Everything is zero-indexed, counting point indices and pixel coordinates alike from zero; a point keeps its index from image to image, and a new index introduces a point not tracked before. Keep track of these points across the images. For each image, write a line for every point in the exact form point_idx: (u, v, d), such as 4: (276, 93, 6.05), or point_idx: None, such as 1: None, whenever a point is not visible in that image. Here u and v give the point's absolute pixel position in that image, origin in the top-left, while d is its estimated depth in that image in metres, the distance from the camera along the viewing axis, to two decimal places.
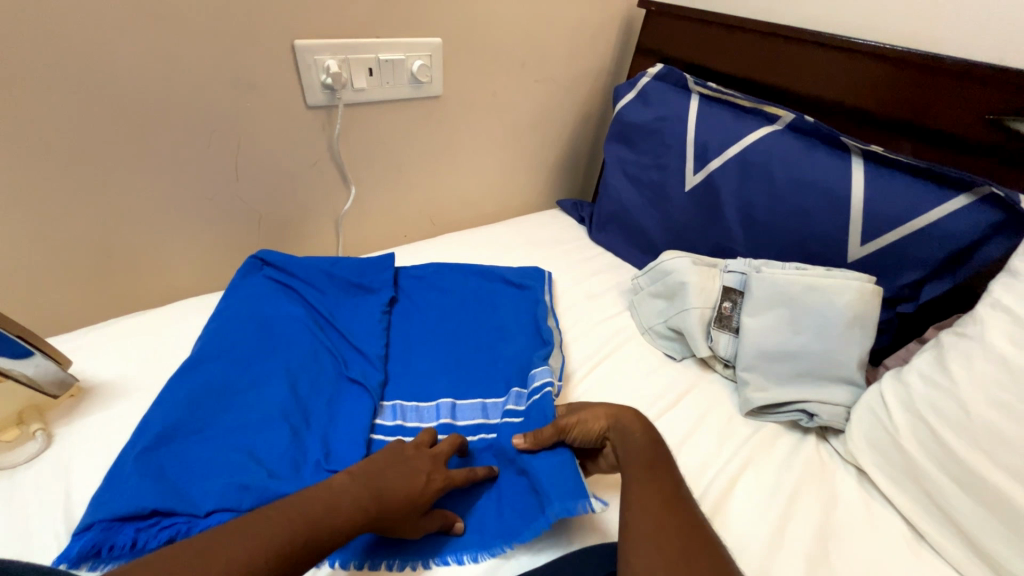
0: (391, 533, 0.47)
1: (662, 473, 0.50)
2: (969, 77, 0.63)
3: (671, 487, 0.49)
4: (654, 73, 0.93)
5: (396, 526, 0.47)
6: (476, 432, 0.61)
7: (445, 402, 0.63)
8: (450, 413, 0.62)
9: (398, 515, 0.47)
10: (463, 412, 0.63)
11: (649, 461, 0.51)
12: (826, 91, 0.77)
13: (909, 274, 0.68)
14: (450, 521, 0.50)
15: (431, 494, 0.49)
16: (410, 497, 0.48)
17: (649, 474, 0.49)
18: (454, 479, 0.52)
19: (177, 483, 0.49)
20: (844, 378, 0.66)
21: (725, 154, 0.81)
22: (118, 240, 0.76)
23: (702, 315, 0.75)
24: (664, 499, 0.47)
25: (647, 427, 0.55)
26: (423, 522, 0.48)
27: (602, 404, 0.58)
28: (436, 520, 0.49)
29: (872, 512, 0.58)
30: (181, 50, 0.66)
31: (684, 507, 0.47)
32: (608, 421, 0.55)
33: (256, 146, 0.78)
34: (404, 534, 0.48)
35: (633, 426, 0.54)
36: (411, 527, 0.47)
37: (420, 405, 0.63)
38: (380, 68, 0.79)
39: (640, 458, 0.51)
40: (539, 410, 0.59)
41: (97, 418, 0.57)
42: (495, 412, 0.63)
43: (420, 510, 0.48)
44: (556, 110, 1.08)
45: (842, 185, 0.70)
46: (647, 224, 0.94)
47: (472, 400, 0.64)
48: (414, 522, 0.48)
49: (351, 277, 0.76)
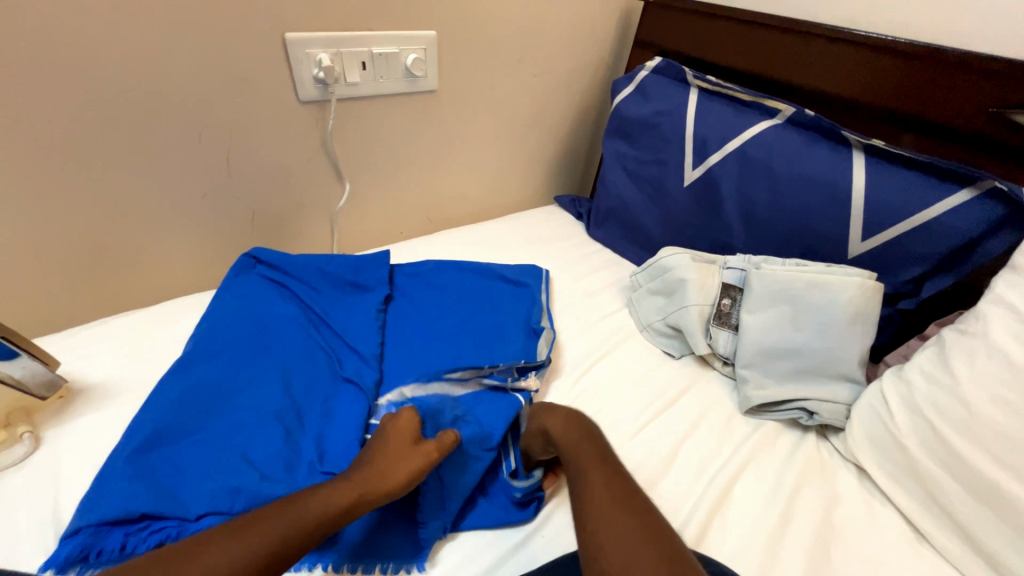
0: (413, 480, 0.48)
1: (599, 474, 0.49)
2: (975, 68, 0.62)
3: (620, 485, 0.48)
4: (652, 66, 0.91)
5: (404, 464, 0.48)
6: (443, 403, 0.60)
7: (434, 387, 0.62)
8: (415, 387, 0.62)
9: (394, 457, 0.49)
10: (435, 388, 0.62)
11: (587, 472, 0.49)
12: (827, 84, 0.75)
13: (910, 271, 0.67)
14: (439, 437, 0.52)
15: (410, 433, 0.52)
16: (390, 441, 0.50)
17: (593, 485, 0.48)
18: (419, 417, 0.55)
19: (167, 486, 0.48)
20: (845, 376, 0.66)
21: (724, 148, 0.80)
22: (108, 238, 0.75)
23: (701, 312, 0.74)
24: (618, 506, 0.45)
25: (581, 422, 0.56)
26: (422, 449, 0.50)
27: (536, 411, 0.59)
28: (433, 444, 0.51)
29: (872, 511, 0.58)
30: (169, 43, 0.64)
31: (636, 504, 0.46)
32: (545, 422, 0.57)
33: (248, 142, 0.76)
34: (423, 468, 0.49)
35: (563, 433, 0.55)
36: (419, 460, 0.49)
37: (416, 383, 0.62)
38: (374, 62, 0.78)
39: (576, 473, 0.50)
40: (494, 403, 0.61)
41: (87, 420, 0.56)
42: (465, 397, 0.63)
43: (407, 443, 0.51)
44: (553, 103, 1.06)
45: (844, 180, 0.69)
46: (645, 221, 0.93)
47: (460, 386, 0.64)
48: (413, 453, 0.49)
49: (345, 274, 0.75)
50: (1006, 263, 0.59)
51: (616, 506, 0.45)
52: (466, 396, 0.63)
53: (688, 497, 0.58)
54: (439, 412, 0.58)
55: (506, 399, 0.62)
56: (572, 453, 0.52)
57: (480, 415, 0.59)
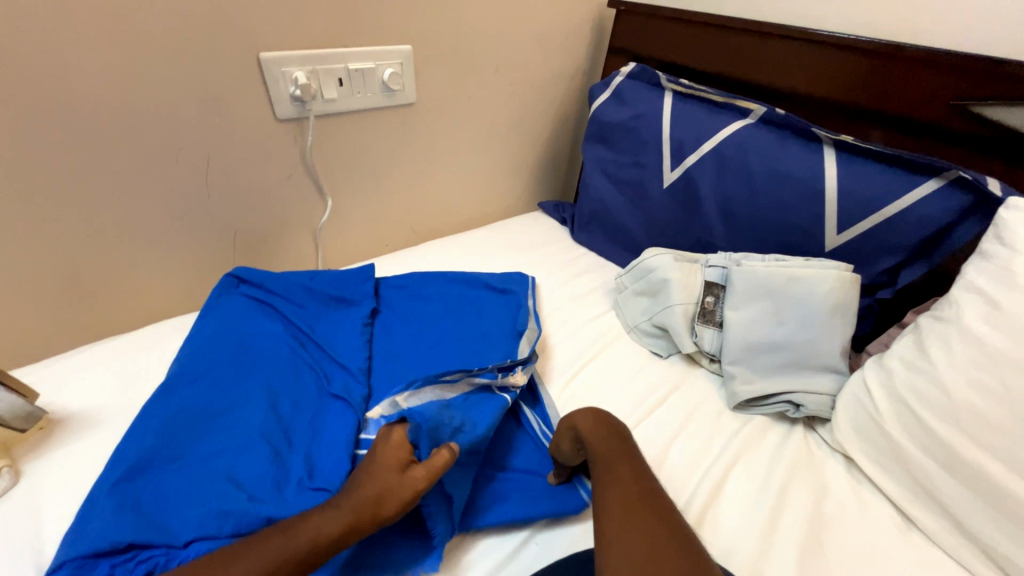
0: (404, 507, 0.47)
1: (627, 477, 0.49)
2: (935, 63, 0.64)
3: (644, 490, 0.48)
4: (627, 72, 0.93)
5: (391, 492, 0.46)
6: (440, 415, 0.54)
7: (429, 393, 0.60)
8: (406, 395, 0.59)
9: (382, 484, 0.47)
10: (429, 395, 0.59)
11: (614, 469, 0.50)
12: (797, 83, 0.77)
13: (885, 261, 0.69)
14: (432, 458, 0.49)
15: (401, 456, 0.49)
16: (379, 465, 0.48)
17: (616, 486, 0.48)
18: (414, 439, 0.51)
19: (154, 513, 0.48)
20: (828, 367, 0.67)
21: (700, 150, 0.82)
22: (85, 264, 0.74)
23: (686, 311, 0.75)
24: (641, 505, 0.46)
25: (609, 423, 0.56)
26: (412, 474, 0.48)
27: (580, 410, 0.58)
28: (423, 467, 0.48)
29: (862, 499, 0.59)
30: (141, 66, 0.64)
31: (663, 517, 0.45)
32: (581, 417, 0.57)
33: (226, 161, 0.76)
34: (411, 497, 0.47)
35: (597, 430, 0.55)
36: (407, 487, 0.47)
37: (410, 392, 0.59)
38: (350, 78, 0.78)
39: (602, 471, 0.50)
40: (484, 404, 0.60)
41: (69, 451, 0.55)
42: (457, 399, 0.60)
43: (397, 466, 0.48)
44: (532, 111, 1.07)
45: (817, 176, 0.71)
46: (628, 223, 0.94)
47: (450, 389, 0.61)
48: (402, 479, 0.47)
49: (330, 290, 0.74)
50: (976, 249, 0.59)
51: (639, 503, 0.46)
52: (457, 398, 0.60)
53: (681, 495, 0.58)
54: (438, 427, 0.53)
55: (494, 400, 0.61)
56: (599, 452, 0.53)
57: (475, 418, 0.57)
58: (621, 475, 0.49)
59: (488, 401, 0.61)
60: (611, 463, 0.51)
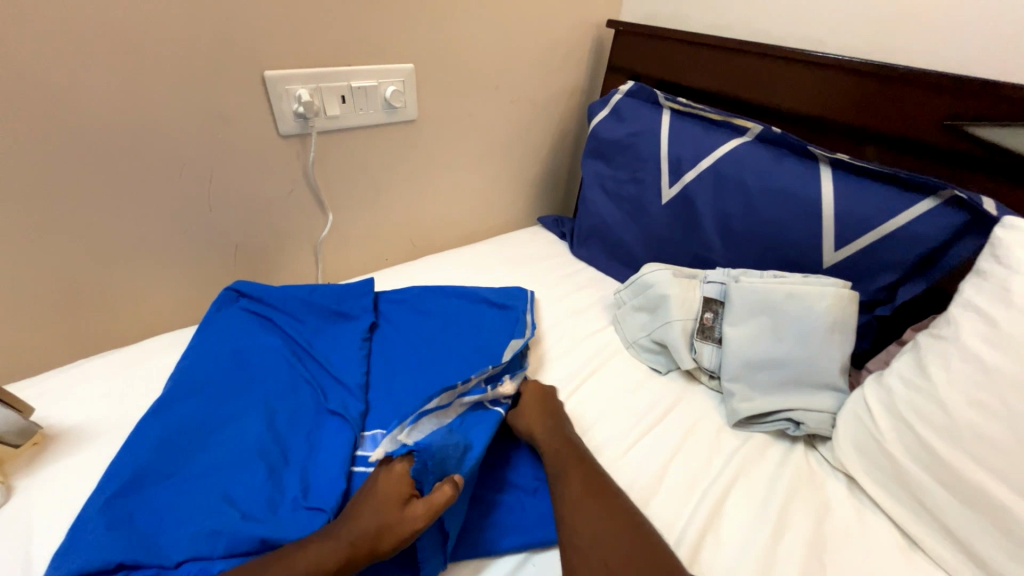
0: (401, 544, 0.46)
1: (578, 475, 0.55)
2: (927, 85, 0.65)
3: (593, 483, 0.54)
4: (625, 90, 0.94)
5: (390, 526, 0.46)
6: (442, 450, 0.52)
7: (427, 425, 0.57)
8: (407, 432, 0.56)
9: (381, 518, 0.46)
10: (430, 425, 0.57)
11: (565, 467, 0.56)
12: (792, 103, 0.78)
13: (883, 278, 0.69)
14: (432, 494, 0.48)
15: (403, 489, 0.49)
16: (380, 498, 0.48)
17: (572, 488, 0.54)
18: (416, 476, 0.51)
19: (146, 532, 0.47)
20: (828, 384, 0.66)
21: (698, 167, 0.83)
22: (85, 278, 0.74)
23: (684, 327, 0.75)
24: (592, 500, 0.52)
25: (553, 421, 0.62)
26: (412, 509, 0.47)
27: (525, 411, 0.64)
28: (424, 503, 0.47)
29: (864, 520, 0.58)
30: (147, 84, 0.65)
31: (612, 505, 0.52)
32: (535, 423, 0.62)
33: (229, 177, 0.77)
34: (409, 533, 0.46)
35: (547, 434, 0.60)
36: (406, 523, 0.46)
37: (406, 427, 0.56)
38: (353, 95, 0.79)
39: (556, 473, 0.56)
40: (480, 423, 0.60)
41: (63, 467, 0.54)
42: (455, 423, 0.59)
43: (397, 500, 0.48)
44: (532, 128, 1.09)
45: (813, 193, 0.72)
46: (627, 238, 0.95)
47: (446, 412, 0.60)
48: (402, 513, 0.47)
49: (329, 304, 0.74)
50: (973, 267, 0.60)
51: (590, 498, 0.52)
52: (455, 421, 0.59)
53: (681, 515, 0.57)
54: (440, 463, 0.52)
55: (489, 416, 0.61)
56: (552, 456, 0.58)
57: (474, 441, 0.56)
58: (574, 475, 0.55)
59: (484, 420, 0.61)
60: (564, 464, 0.57)
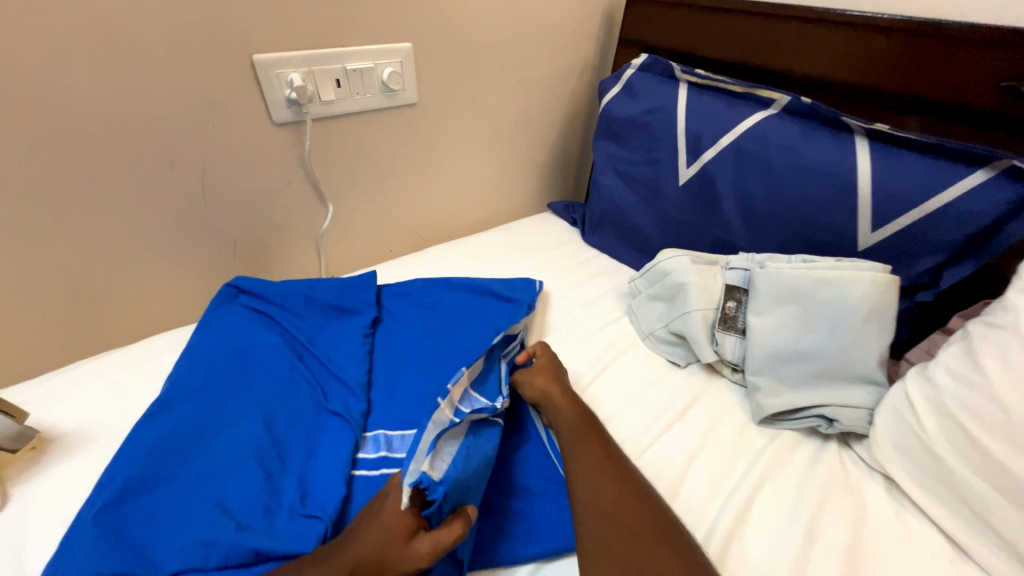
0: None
1: (598, 448, 0.54)
2: (982, 42, 0.58)
3: (609, 457, 0.54)
4: (638, 64, 0.88)
5: (389, 561, 0.42)
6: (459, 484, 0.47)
7: (448, 449, 0.49)
8: (430, 461, 0.47)
9: (382, 550, 0.43)
10: (449, 450, 0.49)
11: (582, 437, 0.56)
12: (824, 70, 0.71)
13: (927, 260, 0.63)
14: (439, 531, 0.44)
15: (411, 521, 0.44)
16: (385, 526, 0.44)
17: (588, 458, 0.53)
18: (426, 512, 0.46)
19: (140, 543, 0.45)
20: (864, 378, 0.61)
21: (718, 144, 0.76)
22: (83, 276, 0.73)
23: (705, 317, 0.70)
24: (608, 473, 0.52)
25: (569, 390, 0.61)
26: (416, 546, 0.43)
27: (542, 373, 0.64)
28: (431, 539, 0.43)
29: (905, 526, 0.53)
30: (131, 72, 0.62)
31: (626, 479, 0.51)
32: (546, 385, 0.61)
33: (223, 169, 0.74)
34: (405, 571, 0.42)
35: (560, 400, 0.60)
36: (406, 560, 0.42)
37: (433, 457, 0.47)
38: (348, 78, 0.75)
39: (574, 444, 0.55)
40: (487, 438, 0.54)
41: (59, 473, 0.53)
42: (468, 440, 0.52)
43: (402, 533, 0.44)
44: (540, 108, 1.03)
45: (848, 169, 0.65)
46: (641, 223, 0.90)
47: (457, 430, 0.52)
48: (404, 549, 0.43)
49: (330, 299, 0.71)
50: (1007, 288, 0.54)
51: (606, 471, 0.52)
52: (467, 439, 0.52)
53: (703, 519, 0.53)
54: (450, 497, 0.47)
55: (493, 430, 0.56)
56: (568, 425, 0.57)
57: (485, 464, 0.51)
58: (591, 445, 0.54)
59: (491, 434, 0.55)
60: (582, 436, 0.56)
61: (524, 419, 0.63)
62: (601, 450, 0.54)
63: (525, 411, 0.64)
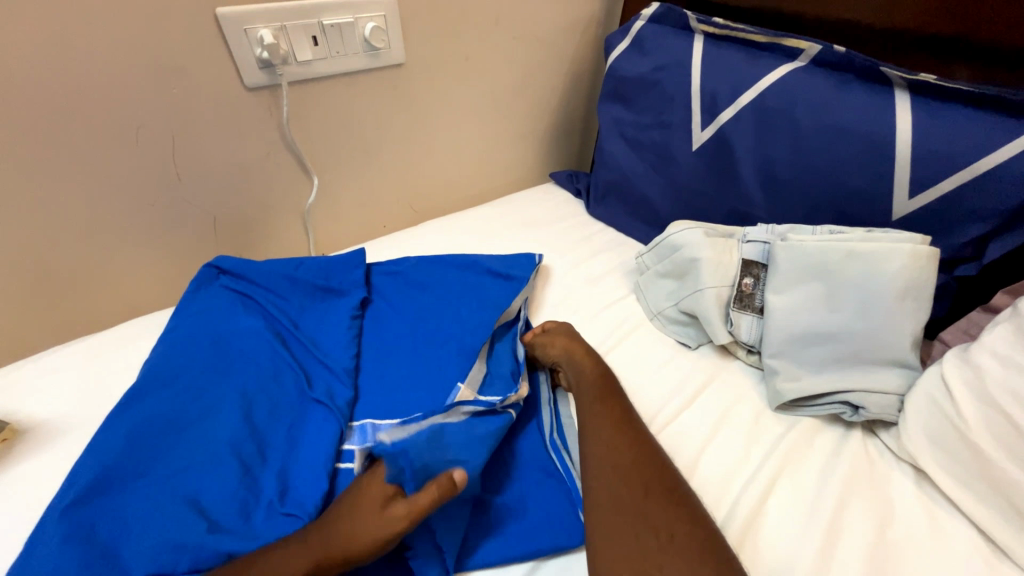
0: (377, 549, 0.40)
1: (616, 411, 0.53)
2: None
3: (626, 420, 0.52)
4: (649, 15, 0.79)
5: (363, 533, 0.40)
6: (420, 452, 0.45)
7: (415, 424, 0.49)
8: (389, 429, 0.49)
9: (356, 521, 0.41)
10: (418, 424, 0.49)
11: (602, 401, 0.54)
12: (860, 13, 0.63)
13: (971, 230, 0.56)
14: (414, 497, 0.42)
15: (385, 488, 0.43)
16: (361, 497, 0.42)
17: (604, 423, 0.51)
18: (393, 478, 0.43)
19: (108, 544, 0.43)
20: (895, 361, 0.55)
21: (737, 103, 0.69)
22: (54, 257, 0.69)
23: (718, 296, 0.64)
24: (626, 436, 0.50)
25: (591, 354, 0.60)
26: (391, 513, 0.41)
27: (564, 334, 0.63)
28: (403, 502, 0.41)
29: (936, 523, 0.49)
30: (79, 29, 0.56)
31: (643, 443, 0.50)
32: (567, 345, 0.61)
33: (195, 139, 0.68)
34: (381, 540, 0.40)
35: (582, 362, 0.59)
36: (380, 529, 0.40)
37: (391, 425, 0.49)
38: (325, 35, 0.68)
39: (589, 410, 0.53)
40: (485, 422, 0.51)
41: (25, 467, 0.50)
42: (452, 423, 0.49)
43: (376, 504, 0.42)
44: (540, 68, 0.95)
45: (886, 127, 0.58)
46: (650, 193, 0.83)
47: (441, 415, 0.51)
48: (377, 519, 0.41)
49: (315, 279, 0.66)
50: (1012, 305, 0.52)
51: (621, 435, 0.50)
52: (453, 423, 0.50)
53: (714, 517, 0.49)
54: (418, 466, 0.44)
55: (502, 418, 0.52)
56: (584, 389, 0.56)
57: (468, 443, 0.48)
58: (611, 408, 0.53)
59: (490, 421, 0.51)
60: (599, 400, 0.54)
61: (532, 386, 0.62)
62: (620, 414, 0.52)
63: (535, 385, 0.62)
